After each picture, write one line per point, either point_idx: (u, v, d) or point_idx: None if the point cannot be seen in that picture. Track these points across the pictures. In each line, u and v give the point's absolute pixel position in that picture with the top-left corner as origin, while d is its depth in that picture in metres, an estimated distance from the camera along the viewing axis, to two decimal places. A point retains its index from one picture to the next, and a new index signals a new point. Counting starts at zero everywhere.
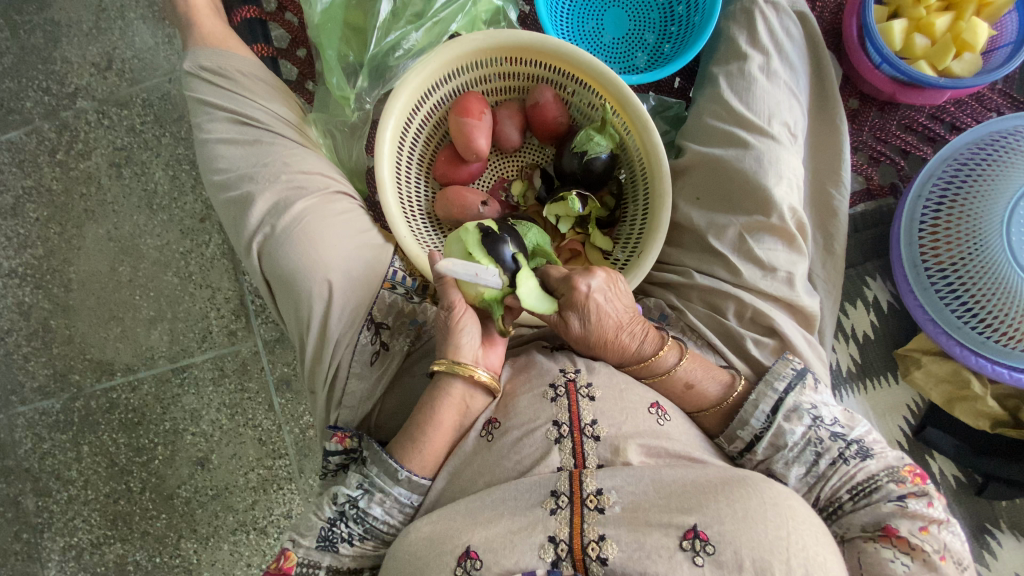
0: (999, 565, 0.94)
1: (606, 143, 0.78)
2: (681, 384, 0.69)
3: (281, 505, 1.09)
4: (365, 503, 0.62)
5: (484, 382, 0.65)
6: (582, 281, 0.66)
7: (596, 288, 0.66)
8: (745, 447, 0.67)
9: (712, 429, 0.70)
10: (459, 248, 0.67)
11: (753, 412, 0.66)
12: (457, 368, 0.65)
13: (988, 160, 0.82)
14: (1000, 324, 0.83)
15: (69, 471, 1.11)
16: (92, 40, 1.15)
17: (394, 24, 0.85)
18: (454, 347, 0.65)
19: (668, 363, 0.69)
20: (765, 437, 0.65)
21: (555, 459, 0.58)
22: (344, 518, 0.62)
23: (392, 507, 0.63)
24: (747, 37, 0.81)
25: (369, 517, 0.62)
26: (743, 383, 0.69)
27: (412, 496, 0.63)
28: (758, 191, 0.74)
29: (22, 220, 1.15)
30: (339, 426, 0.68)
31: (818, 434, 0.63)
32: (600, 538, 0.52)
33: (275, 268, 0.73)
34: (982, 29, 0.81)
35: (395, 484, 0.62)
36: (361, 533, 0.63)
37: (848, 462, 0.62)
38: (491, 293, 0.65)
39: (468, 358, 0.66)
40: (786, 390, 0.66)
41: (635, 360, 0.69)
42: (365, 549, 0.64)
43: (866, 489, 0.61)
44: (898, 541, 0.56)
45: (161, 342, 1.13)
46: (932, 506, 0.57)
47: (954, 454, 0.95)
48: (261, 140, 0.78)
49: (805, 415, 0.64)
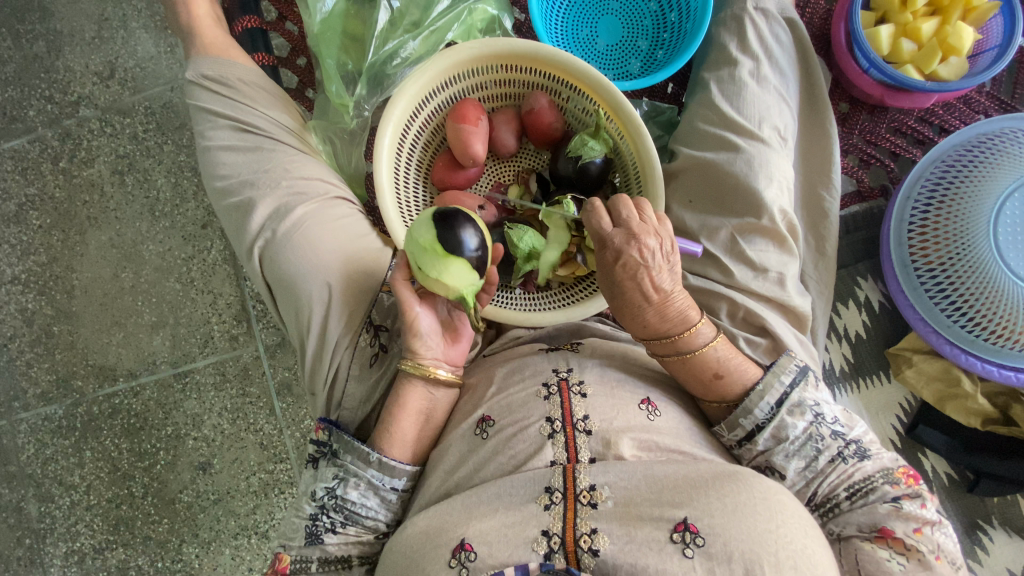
0: (991, 561, 0.95)
1: (600, 148, 0.79)
2: (710, 372, 0.67)
3: (281, 508, 1.10)
4: (341, 490, 0.66)
5: (446, 380, 0.71)
6: (644, 240, 0.64)
7: (653, 251, 0.64)
8: (746, 437, 0.66)
9: (715, 413, 0.70)
10: (416, 249, 0.64)
11: (758, 403, 0.66)
12: (419, 369, 0.69)
13: (975, 162, 0.84)
14: (989, 323, 0.84)
15: (72, 476, 1.12)
16: (95, 49, 1.17)
17: (392, 33, 0.88)
18: (419, 348, 0.70)
19: (703, 339, 0.67)
20: (767, 427, 0.65)
21: (549, 453, 0.60)
22: (325, 510, 0.65)
23: (368, 490, 0.66)
24: (737, 43, 0.83)
25: (348, 503, 0.66)
26: (751, 370, 0.68)
27: (386, 478, 0.66)
28: (749, 193, 0.76)
29: (26, 228, 1.16)
30: (317, 419, 0.69)
31: (819, 430, 0.64)
32: (593, 531, 0.54)
33: (276, 272, 0.75)
34: (968, 33, 0.82)
35: (367, 466, 0.66)
36: (342, 521, 0.66)
37: (846, 460, 0.63)
38: (458, 295, 0.64)
39: (429, 359, 0.70)
40: (792, 385, 0.66)
41: (661, 339, 0.67)
42: (349, 536, 0.66)
43: (863, 488, 0.62)
44: (893, 543, 0.58)
45: (162, 348, 1.14)
46: (925, 508, 0.59)
47: (946, 452, 0.97)
48: (262, 147, 0.79)
49: (808, 410, 0.65)
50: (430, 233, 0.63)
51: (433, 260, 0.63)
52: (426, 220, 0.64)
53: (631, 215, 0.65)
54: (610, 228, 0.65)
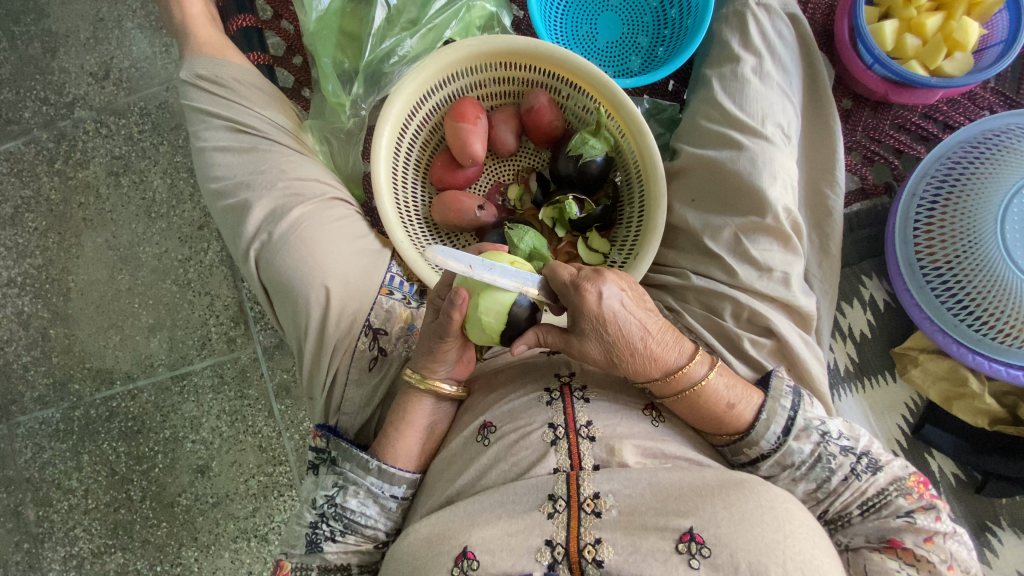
0: (1001, 563, 0.94)
1: (601, 146, 0.78)
2: (722, 403, 0.63)
3: (281, 511, 1.09)
4: (341, 498, 0.65)
5: (450, 395, 0.69)
6: (591, 287, 0.58)
7: (612, 298, 0.59)
8: (750, 461, 0.65)
9: (719, 441, 0.66)
10: (475, 317, 0.61)
11: (764, 433, 0.63)
12: (427, 382, 0.67)
13: (982, 159, 0.83)
14: (996, 321, 0.83)
15: (70, 480, 1.10)
16: (90, 50, 1.15)
17: (389, 31, 0.86)
18: (430, 365, 0.67)
19: (699, 374, 0.63)
20: (773, 456, 0.63)
21: (552, 460, 0.58)
22: (324, 518, 0.64)
23: (367, 498, 0.65)
24: (739, 39, 0.82)
25: (347, 511, 0.64)
26: (757, 395, 0.65)
27: (385, 486, 0.65)
28: (752, 192, 0.75)
29: (21, 229, 1.15)
30: (313, 426, 0.70)
31: (828, 450, 0.62)
32: (597, 541, 0.53)
33: (272, 275, 0.74)
34: (973, 29, 0.81)
35: (366, 474, 0.65)
36: (341, 530, 0.64)
37: (860, 477, 0.62)
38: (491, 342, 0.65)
39: (439, 374, 0.68)
40: (793, 408, 0.64)
41: (657, 379, 0.63)
42: (349, 545, 0.65)
43: (876, 504, 0.61)
44: (903, 553, 0.58)
45: (160, 350, 1.13)
46: (939, 520, 0.58)
47: (953, 452, 0.96)
48: (257, 147, 0.78)
49: (814, 432, 0.63)
50: (500, 323, 0.61)
51: (481, 335, 0.62)
52: (500, 307, 0.60)
53: (572, 273, 0.59)
54: (578, 274, 0.59)
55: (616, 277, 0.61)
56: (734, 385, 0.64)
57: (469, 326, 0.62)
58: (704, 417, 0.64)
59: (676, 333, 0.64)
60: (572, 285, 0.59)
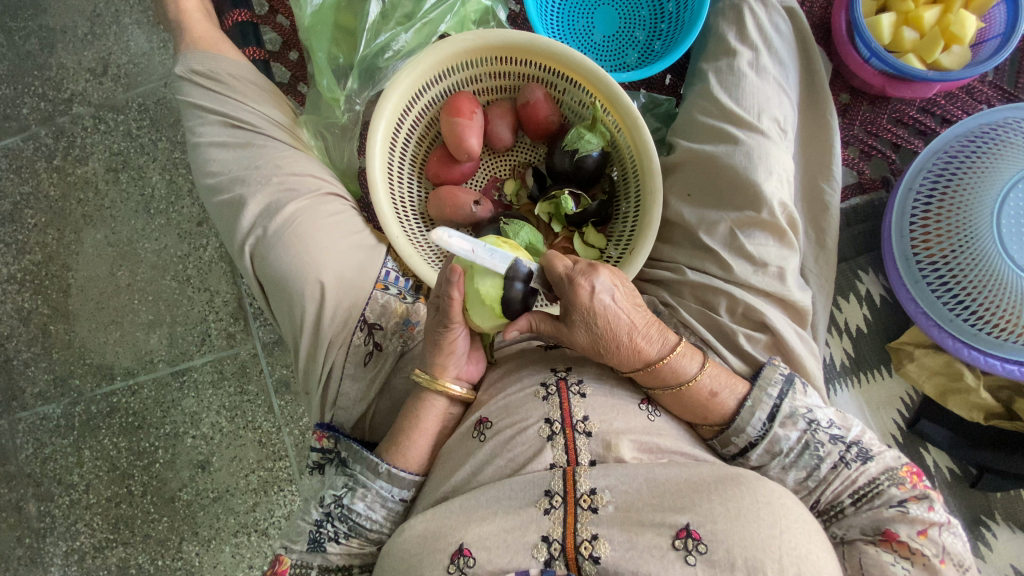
0: (995, 556, 0.94)
1: (597, 141, 0.78)
2: (706, 393, 0.64)
3: (281, 507, 1.09)
4: (348, 500, 0.65)
5: (461, 397, 0.69)
6: (585, 282, 0.60)
7: (601, 288, 0.61)
8: (740, 451, 0.65)
9: (705, 433, 0.67)
10: (473, 292, 0.60)
11: (750, 420, 0.64)
12: (436, 383, 0.67)
13: (979, 152, 0.83)
14: (991, 316, 0.83)
15: (71, 475, 1.11)
16: (87, 46, 1.15)
17: (384, 25, 0.86)
18: (438, 366, 0.67)
19: (690, 371, 0.64)
20: (761, 443, 0.64)
21: (548, 455, 0.59)
22: (330, 518, 0.64)
23: (375, 501, 0.66)
24: (736, 32, 0.82)
25: (352, 513, 0.65)
26: (743, 385, 0.66)
27: (394, 489, 0.66)
28: (749, 187, 0.74)
29: (21, 226, 1.15)
30: (316, 425, 0.71)
31: (816, 437, 0.63)
32: (593, 537, 0.53)
33: (267, 271, 0.74)
34: (970, 22, 0.81)
35: (375, 477, 0.65)
36: (346, 532, 0.64)
37: (850, 466, 0.62)
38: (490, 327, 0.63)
39: (449, 375, 0.68)
40: (780, 396, 0.65)
41: (639, 369, 0.64)
42: (352, 547, 0.65)
43: (868, 493, 0.61)
44: (898, 546, 0.58)
45: (160, 346, 1.13)
46: (932, 510, 0.58)
47: (947, 446, 0.96)
48: (253, 142, 0.78)
49: (801, 419, 0.63)
50: (496, 290, 0.59)
51: (484, 312, 0.60)
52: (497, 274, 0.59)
53: (568, 266, 0.61)
54: (573, 268, 0.61)
55: (608, 268, 0.63)
56: (719, 375, 0.65)
57: (471, 302, 0.61)
58: (688, 407, 0.65)
59: (660, 323, 0.66)
60: (566, 279, 0.61)
